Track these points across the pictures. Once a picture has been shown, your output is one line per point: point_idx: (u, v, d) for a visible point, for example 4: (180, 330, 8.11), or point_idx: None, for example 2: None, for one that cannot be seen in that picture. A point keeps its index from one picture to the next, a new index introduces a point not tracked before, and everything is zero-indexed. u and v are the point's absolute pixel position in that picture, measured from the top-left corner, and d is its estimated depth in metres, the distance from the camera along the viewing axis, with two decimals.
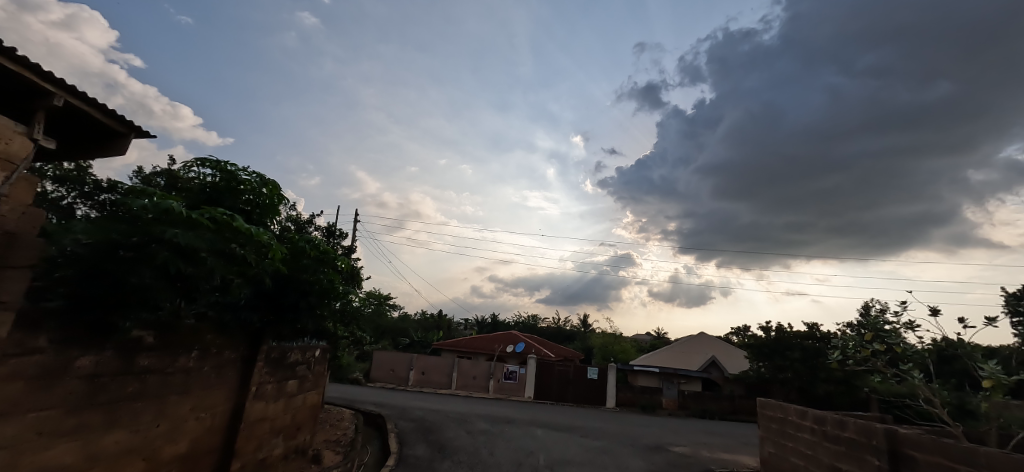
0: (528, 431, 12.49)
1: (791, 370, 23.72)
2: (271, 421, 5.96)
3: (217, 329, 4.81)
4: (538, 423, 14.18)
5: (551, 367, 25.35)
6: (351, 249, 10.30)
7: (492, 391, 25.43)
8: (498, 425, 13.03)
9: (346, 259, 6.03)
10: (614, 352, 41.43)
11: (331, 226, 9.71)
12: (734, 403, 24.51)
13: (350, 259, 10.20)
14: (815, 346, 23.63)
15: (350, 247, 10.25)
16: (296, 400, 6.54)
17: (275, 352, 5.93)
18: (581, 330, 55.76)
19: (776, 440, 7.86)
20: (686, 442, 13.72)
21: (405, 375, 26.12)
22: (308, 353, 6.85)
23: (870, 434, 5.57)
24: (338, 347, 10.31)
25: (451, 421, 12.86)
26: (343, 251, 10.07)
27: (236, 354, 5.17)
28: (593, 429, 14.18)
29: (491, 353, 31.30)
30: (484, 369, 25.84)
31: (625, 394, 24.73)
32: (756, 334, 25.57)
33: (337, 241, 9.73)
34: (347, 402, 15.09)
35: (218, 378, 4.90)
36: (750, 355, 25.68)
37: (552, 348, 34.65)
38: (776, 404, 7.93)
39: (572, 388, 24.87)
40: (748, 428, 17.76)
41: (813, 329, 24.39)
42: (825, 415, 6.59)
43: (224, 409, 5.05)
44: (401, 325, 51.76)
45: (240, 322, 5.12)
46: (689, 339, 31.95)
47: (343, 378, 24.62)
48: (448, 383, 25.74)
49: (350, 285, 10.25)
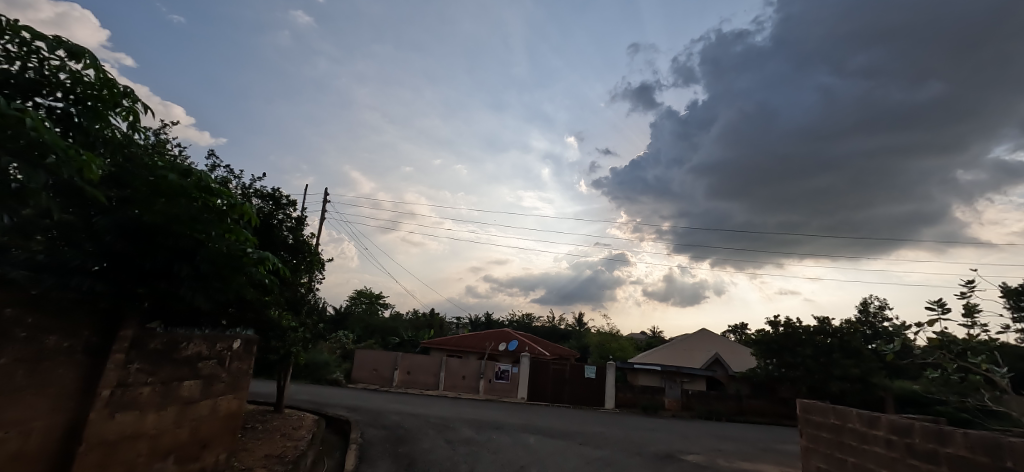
0: (518, 439, 10.82)
1: (802, 367, 22.20)
2: (153, 438, 4.26)
3: (29, 304, 3.05)
4: (531, 429, 12.51)
5: (546, 366, 23.71)
6: (301, 221, 8.51)
7: (482, 392, 23.73)
8: (484, 432, 11.33)
9: (251, 209, 4.09)
10: (612, 351, 39.87)
11: (276, 190, 8.02)
12: (742, 404, 22.97)
13: (299, 234, 8.42)
14: (827, 342, 22.10)
15: (301, 219, 8.58)
16: (200, 408, 4.85)
17: (161, 343, 4.25)
18: (577, 329, 54.12)
19: (829, 454, 6.25)
20: (699, 449, 12.05)
21: (389, 375, 24.33)
22: (218, 344, 5.08)
23: (1004, 454, 3.93)
24: (291, 340, 8.67)
25: (431, 427, 11.14)
26: (292, 223, 8.37)
27: (73, 342, 3.43)
28: (592, 435, 12.50)
29: (482, 351, 29.57)
30: (474, 368, 24.15)
31: (625, 395, 23.07)
32: (763, 329, 24.03)
33: (282, 212, 8.08)
34: (316, 406, 13.32)
35: (32, 377, 3.16)
36: (757, 352, 24.16)
37: (546, 346, 33.01)
38: (830, 406, 6.31)
39: (568, 388, 23.25)
40: (764, 432, 16.18)
41: (825, 323, 22.87)
42: (910, 423, 4.96)
43: (50, 423, 3.31)
44: (390, 324, 49.76)
45: (74, 293, 3.36)
46: (691, 337, 30.37)
47: (321, 379, 22.80)
48: (435, 383, 24.02)
49: (299, 269, 8.48)
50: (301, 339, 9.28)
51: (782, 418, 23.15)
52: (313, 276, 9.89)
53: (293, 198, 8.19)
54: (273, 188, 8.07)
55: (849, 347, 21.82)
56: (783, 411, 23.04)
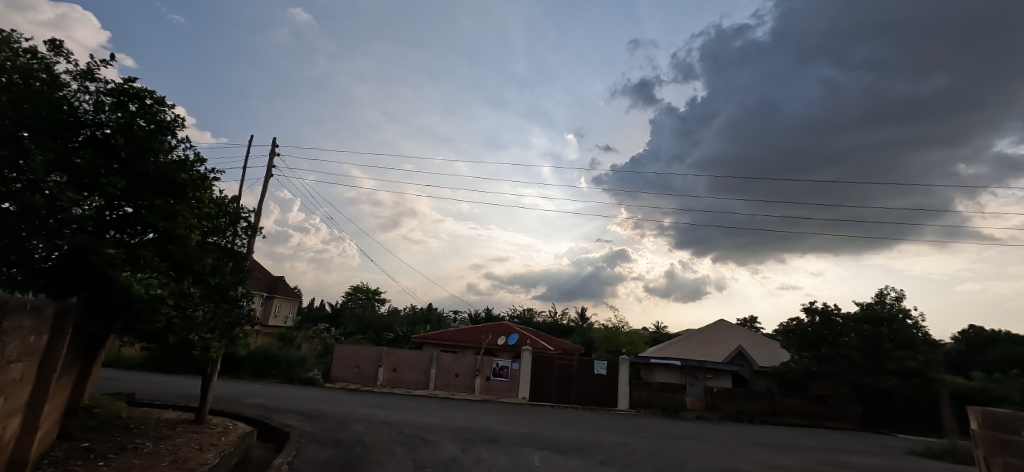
0: (519, 459, 8.10)
1: (846, 360, 19.44)
2: None
3: None
4: (534, 440, 9.79)
5: (550, 361, 20.97)
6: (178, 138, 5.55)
7: (478, 391, 20.94)
8: (472, 447, 8.62)
9: None
10: (619, 344, 37.18)
11: (133, 84, 5.18)
12: (775, 403, 20.16)
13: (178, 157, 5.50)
14: (875, 332, 19.21)
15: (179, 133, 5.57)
16: None
17: None
18: (582, 324, 51.26)
19: None
20: (754, 468, 9.40)
21: (373, 373, 21.46)
22: None
23: None
24: (169, 324, 5.91)
25: (399, 443, 8.39)
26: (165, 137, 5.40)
27: None
28: (613, 449, 9.75)
29: (478, 346, 26.78)
30: (469, 365, 21.37)
31: (641, 394, 20.29)
32: (796, 318, 21.21)
33: (143, 114, 5.19)
34: (262, 412, 10.53)
35: None
36: (790, 344, 21.35)
37: (549, 341, 30.31)
38: None
39: (575, 385, 20.55)
40: (817, 439, 13.50)
41: (871, 309, 19.99)
42: None
43: None
44: (384, 319, 46.64)
45: None
46: (708, 328, 27.55)
47: (295, 378, 19.90)
48: (424, 382, 21.22)
49: (182, 208, 5.52)
50: (202, 321, 6.52)
51: (821, 419, 20.29)
52: (214, 233, 7.06)
53: (165, 97, 5.35)
54: (131, 81, 5.22)
55: (901, 336, 19.04)
56: (822, 411, 20.18)
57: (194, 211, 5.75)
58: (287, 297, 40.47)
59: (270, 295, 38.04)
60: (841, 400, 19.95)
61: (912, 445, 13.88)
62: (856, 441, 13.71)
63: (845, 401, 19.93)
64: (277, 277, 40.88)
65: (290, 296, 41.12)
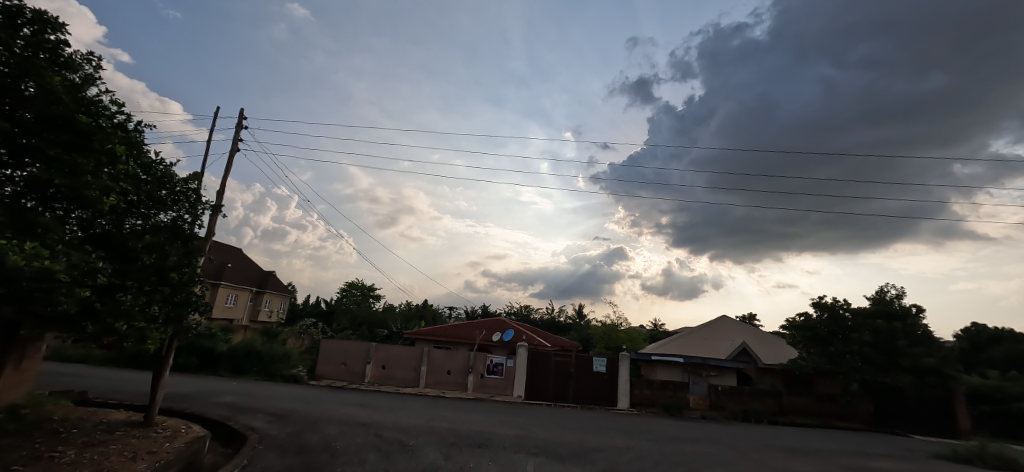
0: (510, 467, 7.10)
1: (857, 357, 18.50)
2: None
3: None
4: (528, 445, 8.77)
5: (547, 358, 19.99)
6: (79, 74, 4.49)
7: (471, 389, 19.93)
8: (458, 454, 7.61)
9: None
10: (618, 341, 36.21)
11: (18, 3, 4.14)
12: (782, 402, 19.22)
13: (84, 98, 4.45)
14: (889, 327, 18.28)
15: (81, 68, 4.51)
16: None
17: None
18: (580, 321, 50.25)
19: None
20: None
21: (360, 370, 20.44)
22: None
23: None
24: (80, 308, 4.91)
25: (374, 449, 7.37)
26: (61, 71, 4.33)
27: None
28: (616, 454, 8.77)
29: (472, 342, 25.77)
30: (461, 362, 20.36)
31: (642, 392, 19.33)
32: (805, 313, 20.27)
33: (32, 39, 4.16)
34: (227, 412, 9.46)
35: None
36: (798, 340, 20.39)
37: (546, 337, 29.33)
38: None
39: (573, 384, 19.56)
40: (834, 442, 12.56)
41: (884, 303, 19.06)
42: None
43: None
44: (378, 315, 45.59)
45: None
46: (709, 324, 26.63)
47: (278, 375, 18.84)
48: (415, 380, 20.21)
49: (89, 162, 4.42)
50: (130, 306, 5.51)
51: (830, 418, 19.33)
52: (150, 206, 6.03)
53: (59, 23, 4.32)
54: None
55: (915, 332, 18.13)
56: (831, 411, 19.25)
57: (108, 168, 4.66)
58: (278, 292, 39.45)
59: (260, 290, 36.96)
60: (852, 398, 19.04)
61: (936, 448, 12.94)
62: (875, 444, 12.82)
63: (856, 400, 19.04)
64: (268, 272, 39.82)
65: (281, 291, 40.01)
